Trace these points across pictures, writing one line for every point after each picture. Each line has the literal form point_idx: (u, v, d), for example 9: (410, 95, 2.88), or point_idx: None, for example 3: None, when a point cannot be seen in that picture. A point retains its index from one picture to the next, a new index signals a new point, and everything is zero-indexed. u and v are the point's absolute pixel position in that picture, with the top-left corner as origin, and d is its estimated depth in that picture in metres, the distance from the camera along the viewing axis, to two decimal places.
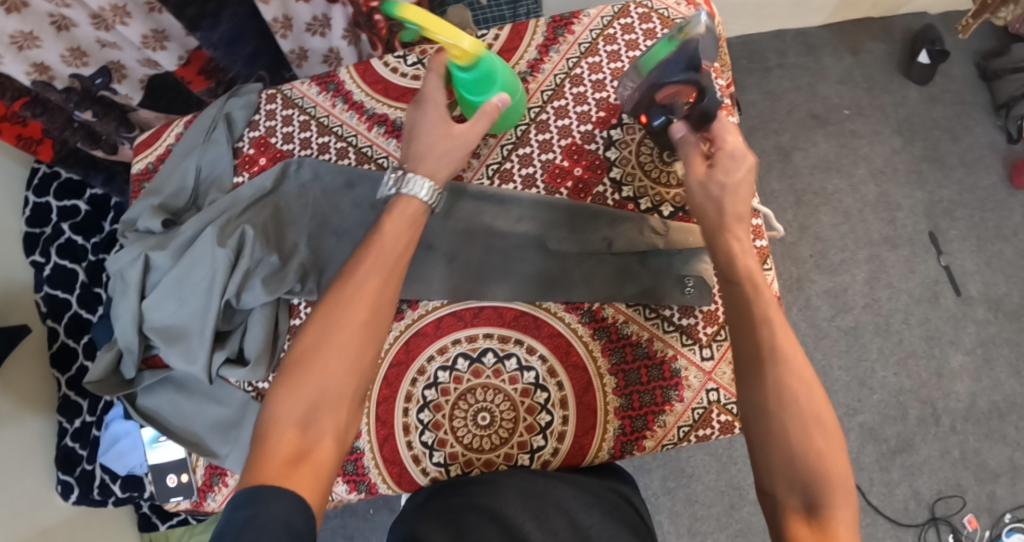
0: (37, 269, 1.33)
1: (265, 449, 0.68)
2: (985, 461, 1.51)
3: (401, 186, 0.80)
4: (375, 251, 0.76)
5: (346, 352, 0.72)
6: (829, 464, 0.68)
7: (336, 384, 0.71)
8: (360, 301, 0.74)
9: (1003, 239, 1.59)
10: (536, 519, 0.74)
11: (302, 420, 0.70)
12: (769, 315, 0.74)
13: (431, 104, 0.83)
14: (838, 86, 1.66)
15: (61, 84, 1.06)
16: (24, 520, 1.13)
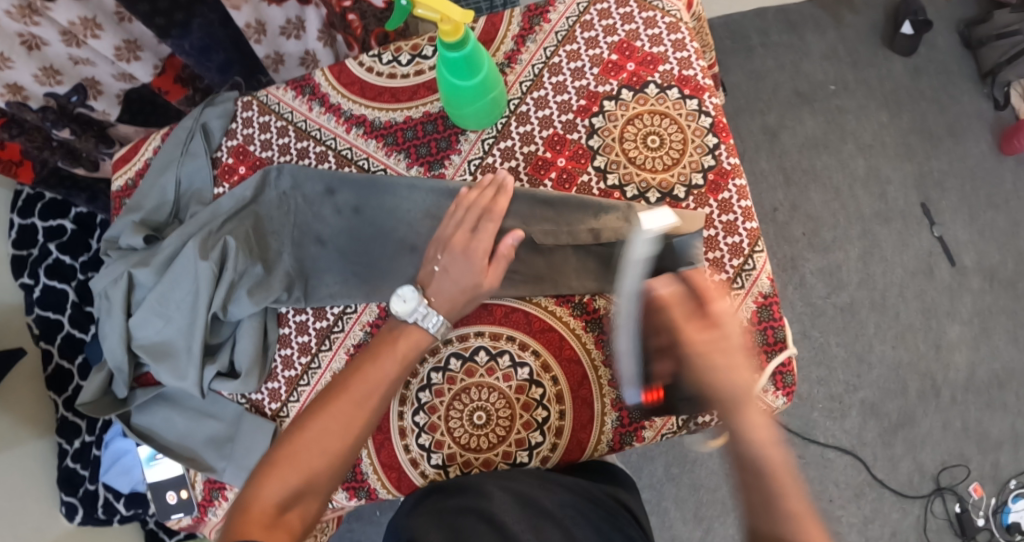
0: (26, 291, 1.31)
1: (242, 516, 0.71)
2: (987, 431, 1.51)
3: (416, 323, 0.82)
4: (387, 358, 0.81)
5: (337, 442, 0.77)
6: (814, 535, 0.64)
7: (319, 473, 0.75)
8: (360, 406, 0.78)
9: (994, 208, 1.59)
10: (531, 530, 0.76)
11: (282, 497, 0.73)
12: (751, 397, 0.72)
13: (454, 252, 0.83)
14: (822, 62, 1.65)
15: (36, 104, 1.05)
16: None
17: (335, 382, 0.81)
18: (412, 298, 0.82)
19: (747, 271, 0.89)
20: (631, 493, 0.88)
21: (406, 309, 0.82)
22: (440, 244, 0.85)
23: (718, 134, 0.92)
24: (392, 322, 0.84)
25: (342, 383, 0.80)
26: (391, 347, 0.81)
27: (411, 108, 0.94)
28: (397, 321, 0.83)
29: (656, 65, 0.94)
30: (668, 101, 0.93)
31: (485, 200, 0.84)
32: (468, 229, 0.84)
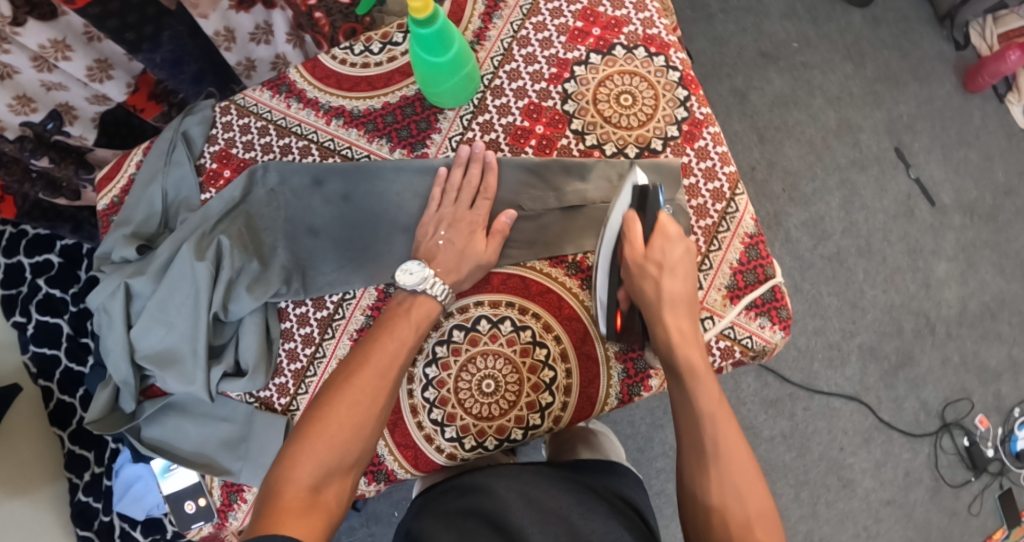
0: (18, 329, 1.31)
1: (275, 501, 0.70)
2: (985, 362, 1.54)
3: (423, 292, 0.84)
4: (403, 329, 0.82)
5: (365, 416, 0.77)
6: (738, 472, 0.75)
7: (350, 448, 0.75)
8: (385, 377, 0.79)
9: (966, 145, 1.62)
10: (540, 523, 0.73)
11: (316, 477, 0.72)
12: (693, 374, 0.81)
13: (449, 225, 0.88)
14: (783, 22, 1.68)
15: (13, 134, 1.04)
16: None
17: (352, 358, 0.81)
18: (417, 269, 0.84)
19: (731, 214, 0.92)
20: (638, 494, 0.85)
21: (413, 281, 0.84)
22: (442, 220, 0.88)
23: (688, 87, 0.94)
24: (400, 297, 0.85)
25: (361, 358, 0.80)
26: (407, 317, 0.83)
27: (387, 94, 0.94)
28: (404, 294, 0.85)
29: (621, 28, 0.95)
30: (636, 60, 0.94)
31: (475, 177, 0.88)
32: (465, 208, 0.88)
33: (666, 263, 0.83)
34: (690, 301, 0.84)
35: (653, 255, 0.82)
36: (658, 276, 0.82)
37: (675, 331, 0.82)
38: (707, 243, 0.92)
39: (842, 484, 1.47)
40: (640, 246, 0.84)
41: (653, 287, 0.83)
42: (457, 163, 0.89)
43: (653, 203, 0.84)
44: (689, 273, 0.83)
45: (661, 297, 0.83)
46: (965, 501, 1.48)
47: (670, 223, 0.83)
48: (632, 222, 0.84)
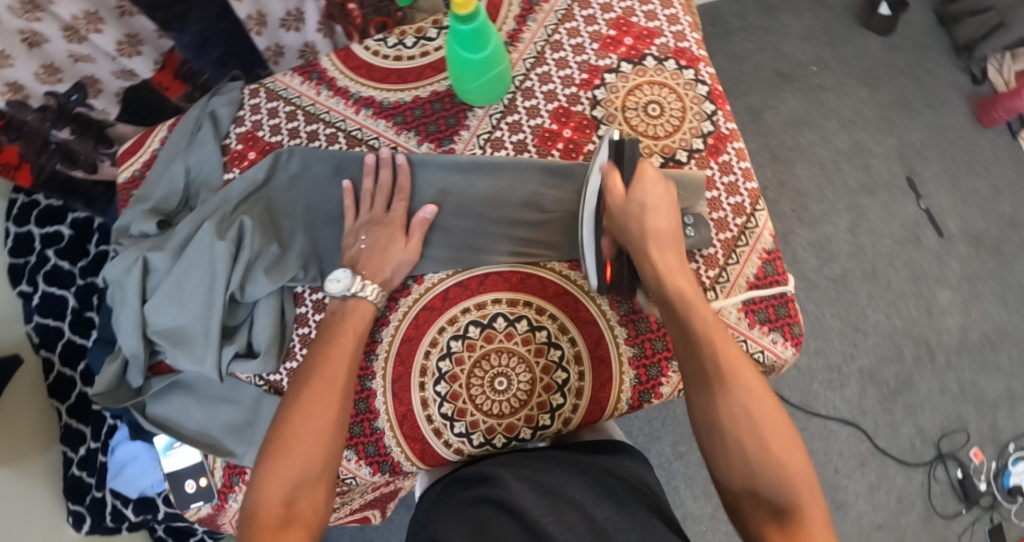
0: (24, 299, 1.32)
1: (252, 522, 0.70)
2: (982, 393, 1.55)
3: (353, 297, 0.84)
4: (345, 338, 0.82)
5: (323, 424, 0.76)
6: (796, 477, 0.72)
7: (316, 459, 0.74)
8: (335, 382, 0.78)
9: (975, 176, 1.63)
10: (554, 513, 0.73)
11: (287, 493, 0.72)
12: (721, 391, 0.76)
13: None
14: (801, 43, 1.69)
15: (36, 103, 1.09)
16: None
17: (300, 372, 0.80)
18: (343, 276, 0.84)
19: (750, 229, 0.94)
20: (643, 473, 0.84)
21: (341, 287, 0.84)
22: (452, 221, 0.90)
23: (715, 101, 0.96)
24: (333, 304, 0.85)
25: (308, 373, 0.79)
26: (345, 325, 0.82)
27: (418, 88, 0.94)
28: (335, 301, 0.85)
29: (653, 39, 0.97)
30: (666, 72, 0.96)
31: (387, 181, 0.89)
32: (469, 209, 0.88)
33: (653, 207, 0.83)
34: (675, 237, 0.84)
35: (633, 196, 0.83)
36: (644, 210, 0.83)
37: (662, 260, 0.82)
38: (725, 256, 0.93)
39: (835, 506, 1.48)
40: (620, 193, 0.84)
41: (637, 220, 0.83)
42: (401, 169, 0.90)
43: (629, 158, 0.87)
44: (672, 210, 0.84)
45: (644, 227, 0.83)
46: (956, 532, 1.49)
47: (647, 165, 0.84)
48: (612, 172, 0.85)
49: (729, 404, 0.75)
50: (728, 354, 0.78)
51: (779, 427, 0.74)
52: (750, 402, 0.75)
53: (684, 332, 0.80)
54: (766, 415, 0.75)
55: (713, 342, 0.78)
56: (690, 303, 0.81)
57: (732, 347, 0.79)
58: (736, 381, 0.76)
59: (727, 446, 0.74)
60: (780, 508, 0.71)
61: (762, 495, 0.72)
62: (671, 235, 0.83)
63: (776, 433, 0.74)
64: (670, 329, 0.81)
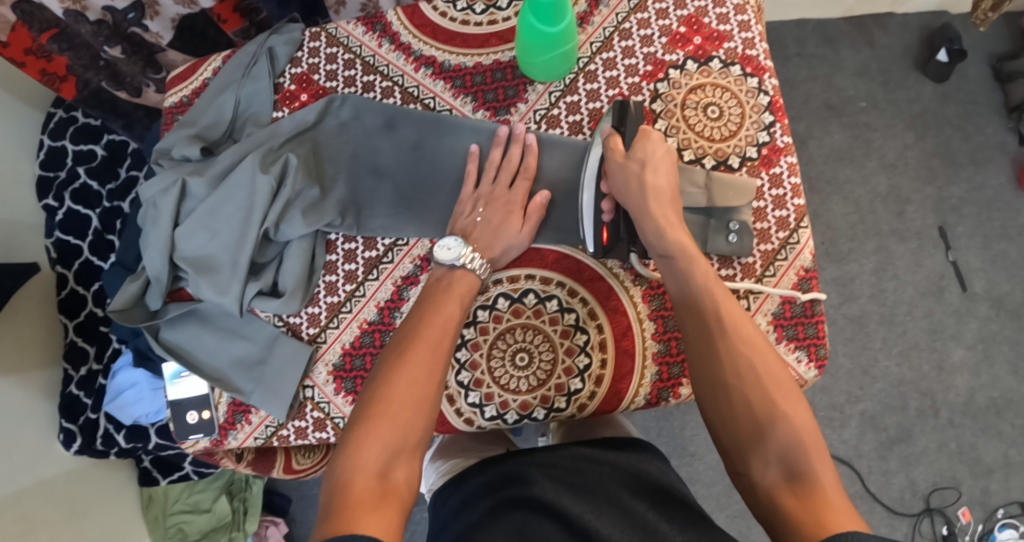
0: (47, 213, 1.34)
1: (346, 492, 0.66)
2: (980, 456, 1.53)
3: (459, 264, 0.83)
4: (450, 304, 0.80)
5: (424, 390, 0.74)
6: (807, 437, 0.70)
7: (413, 427, 0.72)
8: (440, 348, 0.77)
9: (1007, 239, 1.62)
10: (594, 510, 0.73)
11: (383, 462, 0.69)
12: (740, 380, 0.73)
13: (503, 200, 0.87)
14: (855, 79, 1.68)
15: (93, 16, 1.09)
16: (25, 471, 1.13)
17: (401, 336, 0.78)
18: (455, 246, 0.83)
19: (791, 244, 0.92)
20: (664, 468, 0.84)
21: (450, 255, 0.83)
22: (480, 198, 0.88)
23: (775, 113, 0.94)
24: (436, 271, 0.84)
25: (410, 337, 0.78)
26: (449, 293, 0.81)
27: (481, 55, 0.93)
28: (442, 268, 0.84)
29: (721, 42, 0.95)
30: (730, 76, 0.95)
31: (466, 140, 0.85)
32: (503, 186, 0.87)
33: (655, 164, 0.83)
34: (673, 194, 0.84)
35: (634, 153, 0.84)
36: (646, 169, 0.83)
37: (663, 218, 0.81)
38: (762, 267, 0.92)
39: None
40: (621, 152, 0.84)
41: (639, 170, 0.83)
42: (495, 142, 0.89)
43: (631, 120, 0.87)
44: (672, 167, 0.84)
45: (647, 184, 0.82)
46: None
47: (652, 128, 0.85)
48: (613, 137, 0.86)
49: (733, 362, 0.74)
50: (742, 329, 0.76)
51: (785, 387, 0.73)
52: (755, 358, 0.74)
53: (688, 292, 0.79)
54: (774, 375, 0.73)
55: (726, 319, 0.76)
56: (695, 259, 0.80)
57: (735, 307, 0.78)
58: (743, 342, 0.75)
59: (731, 403, 0.73)
60: (792, 468, 0.68)
61: (772, 453, 0.70)
62: (672, 195, 0.83)
63: (784, 392, 0.73)
64: (672, 286, 0.81)
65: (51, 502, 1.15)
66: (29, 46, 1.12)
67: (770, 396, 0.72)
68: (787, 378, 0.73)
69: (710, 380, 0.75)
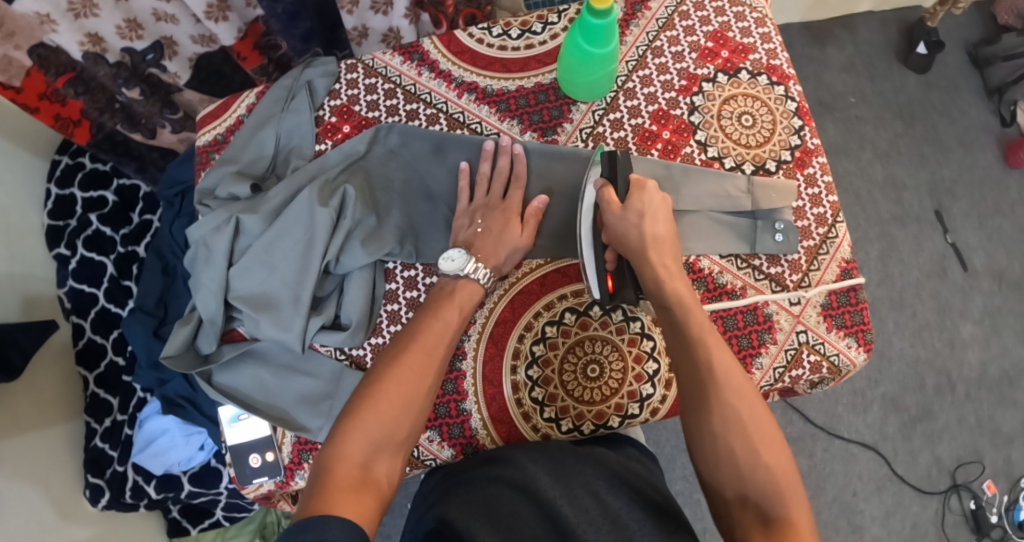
0: (60, 262, 1.31)
1: (327, 477, 0.69)
2: (998, 427, 1.57)
3: (460, 275, 0.84)
4: (450, 312, 0.82)
5: (414, 392, 0.76)
6: (783, 486, 0.70)
7: (400, 425, 0.74)
8: (434, 353, 0.79)
9: (1001, 216, 1.67)
10: (569, 495, 0.74)
11: (366, 455, 0.71)
12: (729, 426, 0.73)
13: (505, 209, 0.88)
14: (843, 75, 1.73)
15: (112, 58, 1.05)
16: (51, 529, 1.10)
17: (399, 338, 0.80)
18: (458, 257, 0.84)
19: (831, 239, 0.95)
20: (654, 473, 0.83)
21: (454, 267, 0.84)
22: (476, 211, 0.89)
23: (803, 117, 0.98)
24: (441, 282, 0.85)
25: (406, 340, 0.80)
26: (451, 301, 0.83)
27: (523, 78, 0.96)
28: (446, 279, 0.85)
29: (747, 54, 0.99)
30: (758, 86, 0.98)
31: (504, 168, 0.90)
32: (496, 197, 0.89)
33: (652, 216, 0.83)
34: (672, 241, 0.84)
35: (631, 205, 0.83)
36: (645, 216, 0.83)
37: (662, 266, 0.82)
38: (807, 262, 0.94)
39: (852, 529, 1.49)
40: (616, 204, 0.84)
41: (636, 217, 0.83)
42: (482, 156, 0.91)
43: (623, 171, 0.85)
44: (670, 216, 0.84)
45: (646, 229, 0.82)
46: None
47: (647, 180, 0.84)
48: (607, 189, 0.85)
49: (720, 410, 0.74)
50: (733, 379, 0.76)
51: (771, 440, 0.73)
52: (742, 406, 0.74)
53: (681, 337, 0.79)
54: (760, 424, 0.73)
55: (718, 368, 0.76)
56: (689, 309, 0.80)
57: (730, 356, 0.78)
58: (734, 391, 0.75)
59: (715, 451, 0.73)
60: (767, 514, 0.69)
61: (749, 500, 0.70)
62: (673, 244, 0.83)
63: (767, 437, 0.73)
64: (666, 336, 0.81)
65: None
66: (44, 92, 1.07)
67: (753, 447, 0.72)
68: (771, 424, 0.73)
69: (697, 423, 0.74)
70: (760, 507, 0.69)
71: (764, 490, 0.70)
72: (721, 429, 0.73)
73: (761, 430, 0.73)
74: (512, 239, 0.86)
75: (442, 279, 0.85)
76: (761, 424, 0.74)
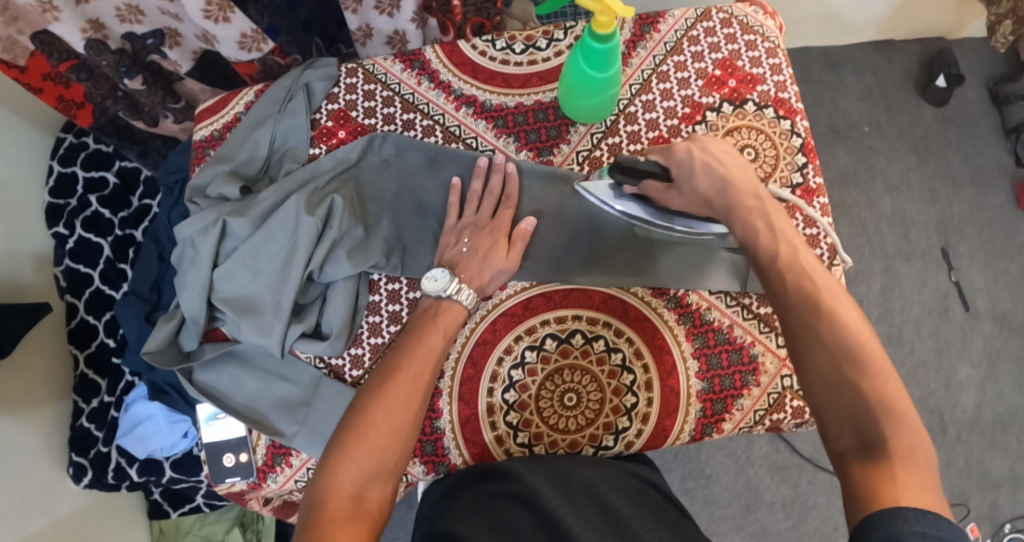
0: (58, 240, 1.31)
1: (320, 511, 0.73)
2: (988, 471, 1.55)
3: (445, 296, 0.83)
4: (434, 336, 0.82)
5: (401, 420, 0.77)
6: (879, 406, 0.70)
7: (388, 455, 0.76)
8: (420, 379, 0.79)
9: (1009, 257, 1.64)
10: (570, 502, 0.79)
11: (357, 485, 0.74)
12: (818, 346, 0.74)
13: (492, 229, 0.87)
14: (859, 103, 1.69)
15: (114, 45, 1.03)
16: (39, 509, 1.09)
17: (385, 366, 0.81)
18: (442, 277, 0.84)
19: None
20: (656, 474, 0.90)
21: (437, 287, 0.83)
22: (466, 229, 0.88)
23: (807, 154, 0.96)
24: (425, 302, 0.85)
25: (393, 366, 0.80)
26: (435, 325, 0.82)
27: (523, 95, 0.95)
28: (429, 299, 0.85)
29: (755, 85, 0.97)
30: (764, 119, 0.96)
31: (496, 187, 0.89)
32: (486, 217, 0.88)
33: (718, 154, 0.84)
34: (750, 185, 0.83)
35: (694, 158, 0.83)
36: (704, 157, 0.84)
37: (742, 205, 0.82)
38: None
39: None
40: (663, 183, 0.84)
41: (697, 162, 0.83)
42: (476, 173, 0.90)
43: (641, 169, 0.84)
44: (729, 166, 0.83)
45: (711, 169, 0.83)
46: None
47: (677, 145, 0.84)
48: (648, 183, 0.85)
49: (803, 330, 0.75)
50: (824, 298, 0.76)
51: (869, 357, 0.72)
52: (825, 323, 0.74)
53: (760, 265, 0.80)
54: (853, 340, 0.73)
55: (804, 291, 0.76)
56: (767, 230, 0.81)
57: (819, 272, 0.78)
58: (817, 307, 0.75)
59: (806, 373, 0.74)
60: (867, 438, 0.69)
61: (848, 420, 0.71)
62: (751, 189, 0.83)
63: (861, 355, 0.72)
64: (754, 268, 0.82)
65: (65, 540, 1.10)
66: (48, 72, 1.08)
67: (841, 363, 0.72)
68: (865, 341, 0.73)
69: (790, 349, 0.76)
70: (858, 431, 0.70)
71: (864, 410, 0.70)
72: (809, 352, 0.74)
73: (857, 346, 0.73)
74: (500, 262, 0.86)
75: (426, 302, 0.85)
76: (855, 339, 0.73)
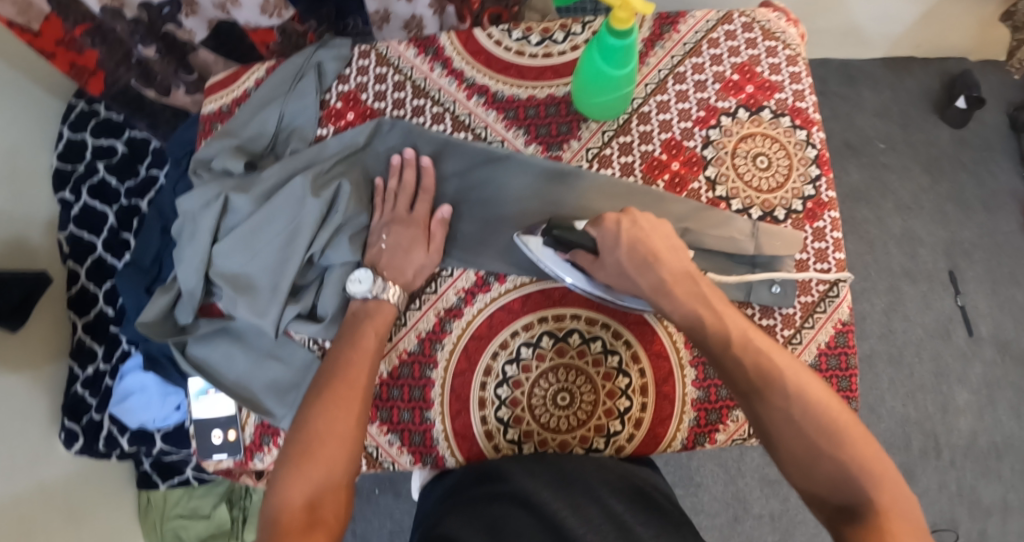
0: (63, 207, 1.29)
1: (275, 526, 0.71)
2: (979, 498, 1.53)
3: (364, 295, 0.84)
4: (366, 340, 0.82)
5: (343, 429, 0.77)
6: (859, 473, 0.73)
7: (338, 464, 0.75)
8: (356, 386, 0.79)
9: (1016, 285, 1.61)
10: (572, 505, 0.77)
11: (309, 496, 0.73)
12: (787, 433, 0.76)
13: (413, 223, 0.87)
14: (875, 120, 1.67)
15: (129, 13, 1.03)
16: (23, 473, 1.07)
17: (320, 376, 0.80)
18: (365, 278, 0.84)
19: (831, 297, 0.92)
20: (657, 479, 0.88)
21: (362, 289, 0.84)
22: (384, 225, 0.88)
23: (822, 167, 0.94)
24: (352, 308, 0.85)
25: (328, 374, 0.80)
26: (368, 330, 0.82)
27: (536, 87, 0.94)
28: (355, 303, 0.85)
29: (773, 92, 0.95)
30: (779, 127, 0.95)
31: (409, 183, 0.88)
32: (402, 211, 0.88)
33: (648, 228, 0.82)
34: (683, 262, 0.83)
35: (624, 242, 0.81)
36: (634, 231, 0.82)
37: (672, 284, 0.81)
38: (801, 319, 0.91)
39: None
40: (591, 256, 0.83)
41: (624, 236, 0.82)
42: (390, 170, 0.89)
43: (569, 241, 0.83)
44: (659, 242, 0.82)
45: (638, 244, 0.82)
46: None
47: (607, 218, 0.82)
48: (578, 254, 0.84)
49: (775, 422, 0.76)
50: (785, 373, 0.77)
51: (836, 422, 0.75)
52: (793, 407, 0.76)
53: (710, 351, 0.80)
54: (818, 412, 0.75)
55: (762, 372, 0.77)
56: (711, 314, 0.80)
57: (770, 346, 0.79)
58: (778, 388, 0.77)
59: (782, 455, 0.76)
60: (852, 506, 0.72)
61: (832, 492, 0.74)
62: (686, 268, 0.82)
63: (829, 424, 0.75)
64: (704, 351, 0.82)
65: (51, 505, 1.09)
66: (61, 38, 1.07)
67: (813, 440, 0.75)
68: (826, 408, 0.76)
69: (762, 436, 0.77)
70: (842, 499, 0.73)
71: (845, 477, 0.73)
72: (781, 438, 0.76)
73: (820, 414, 0.75)
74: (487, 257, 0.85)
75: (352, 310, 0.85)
76: (819, 408, 0.76)
